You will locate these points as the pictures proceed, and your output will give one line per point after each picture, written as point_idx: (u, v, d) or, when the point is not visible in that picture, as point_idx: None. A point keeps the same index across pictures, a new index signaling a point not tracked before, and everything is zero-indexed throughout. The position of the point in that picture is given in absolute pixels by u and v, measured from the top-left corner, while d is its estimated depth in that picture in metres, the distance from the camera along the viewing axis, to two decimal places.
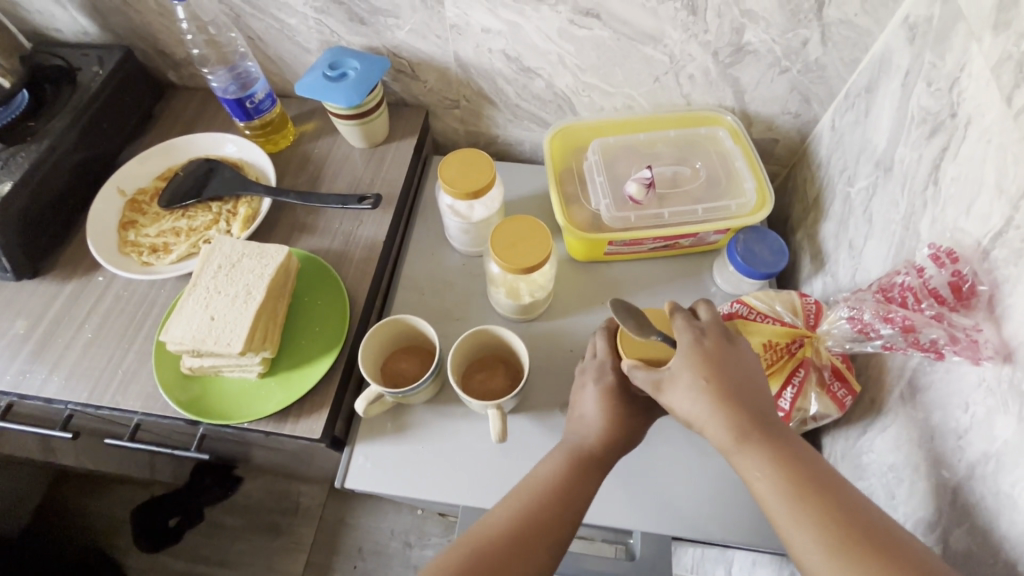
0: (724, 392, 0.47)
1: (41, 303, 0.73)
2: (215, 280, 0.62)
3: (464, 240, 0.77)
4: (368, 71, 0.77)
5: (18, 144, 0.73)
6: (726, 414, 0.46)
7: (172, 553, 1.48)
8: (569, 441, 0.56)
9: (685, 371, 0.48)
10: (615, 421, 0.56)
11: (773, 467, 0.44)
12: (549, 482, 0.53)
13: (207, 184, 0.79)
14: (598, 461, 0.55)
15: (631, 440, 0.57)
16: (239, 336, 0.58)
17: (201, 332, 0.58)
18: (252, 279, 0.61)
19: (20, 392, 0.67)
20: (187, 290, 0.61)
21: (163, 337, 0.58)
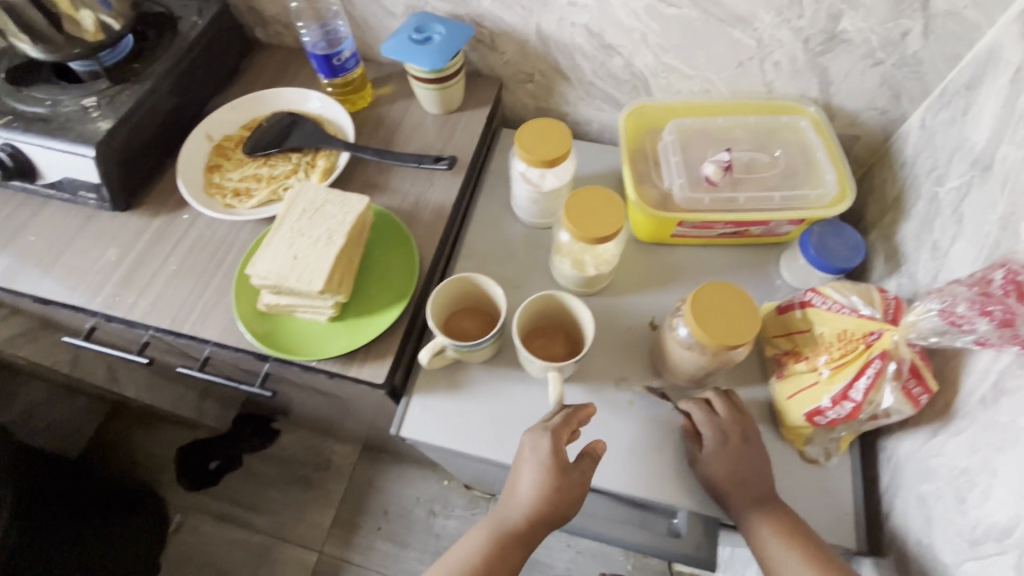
0: (739, 484, 0.60)
1: (132, 234, 0.77)
2: (298, 223, 0.64)
3: (531, 210, 0.78)
4: (453, 36, 0.79)
5: (123, 83, 0.78)
6: (741, 492, 0.60)
7: (211, 494, 1.57)
8: (493, 518, 0.62)
9: (714, 462, 0.61)
10: (546, 499, 0.58)
11: (775, 533, 0.58)
12: (468, 561, 0.59)
13: (289, 135, 0.83)
14: (523, 539, 0.60)
15: (568, 507, 0.59)
16: (321, 276, 0.60)
17: (284, 270, 0.61)
18: (333, 225, 0.63)
19: (109, 313, 0.72)
20: (272, 230, 0.64)
21: (249, 270, 0.61)
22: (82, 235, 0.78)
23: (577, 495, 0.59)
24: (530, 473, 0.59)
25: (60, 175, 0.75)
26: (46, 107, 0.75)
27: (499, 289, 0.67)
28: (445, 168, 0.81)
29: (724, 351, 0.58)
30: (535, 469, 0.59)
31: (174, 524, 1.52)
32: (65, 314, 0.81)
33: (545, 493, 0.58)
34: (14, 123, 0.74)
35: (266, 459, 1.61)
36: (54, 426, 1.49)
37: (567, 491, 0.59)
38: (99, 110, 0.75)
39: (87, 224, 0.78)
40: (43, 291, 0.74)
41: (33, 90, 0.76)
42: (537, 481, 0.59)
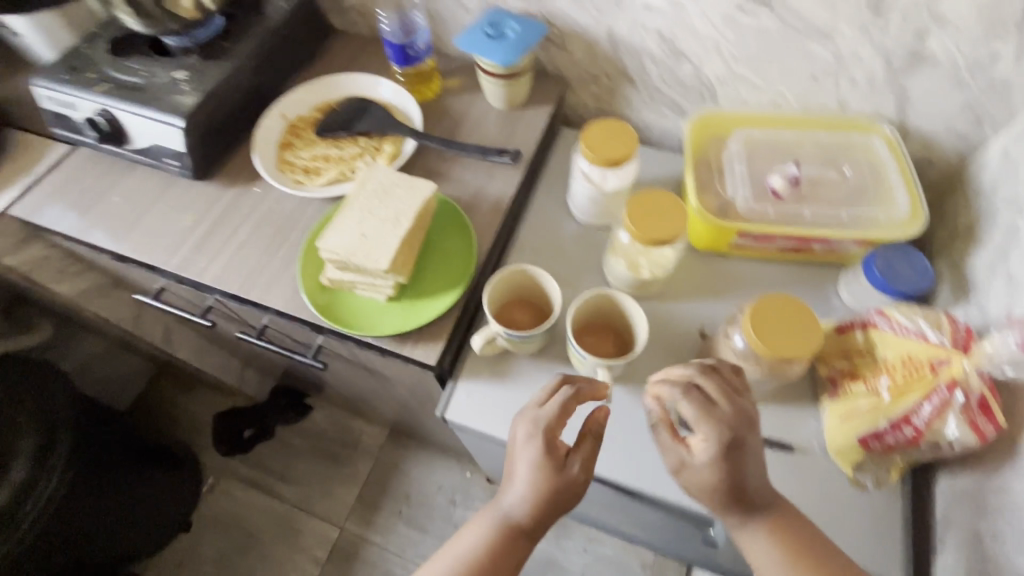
0: (734, 495, 0.52)
1: (207, 202, 0.81)
2: (368, 203, 0.67)
3: (589, 209, 0.79)
4: (527, 34, 0.80)
5: (213, 59, 0.82)
6: (725, 499, 0.52)
7: (244, 460, 1.63)
8: (494, 511, 0.59)
9: (706, 470, 0.51)
10: (544, 492, 0.56)
11: (774, 540, 0.54)
12: (473, 555, 0.58)
13: (359, 119, 0.86)
14: (524, 532, 0.58)
15: (568, 497, 0.57)
16: (386, 256, 0.63)
17: (353, 246, 0.64)
18: (402, 207, 0.66)
19: (181, 275, 0.76)
20: (343, 208, 0.67)
21: (320, 244, 0.64)
22: (163, 200, 0.82)
23: (577, 489, 0.57)
24: (528, 466, 0.57)
25: (148, 142, 0.80)
26: (141, 78, 0.80)
27: (554, 283, 0.68)
28: (511, 162, 0.82)
29: (781, 363, 0.58)
30: (531, 464, 0.57)
31: (208, 485, 1.59)
32: (139, 273, 0.86)
33: (542, 487, 0.56)
34: (113, 91, 0.79)
35: (298, 432, 1.67)
36: (109, 381, 1.57)
37: (566, 487, 0.57)
38: (189, 83, 0.79)
39: (167, 189, 0.83)
40: (125, 249, 0.79)
41: (130, 61, 0.82)
42: (534, 477, 0.56)
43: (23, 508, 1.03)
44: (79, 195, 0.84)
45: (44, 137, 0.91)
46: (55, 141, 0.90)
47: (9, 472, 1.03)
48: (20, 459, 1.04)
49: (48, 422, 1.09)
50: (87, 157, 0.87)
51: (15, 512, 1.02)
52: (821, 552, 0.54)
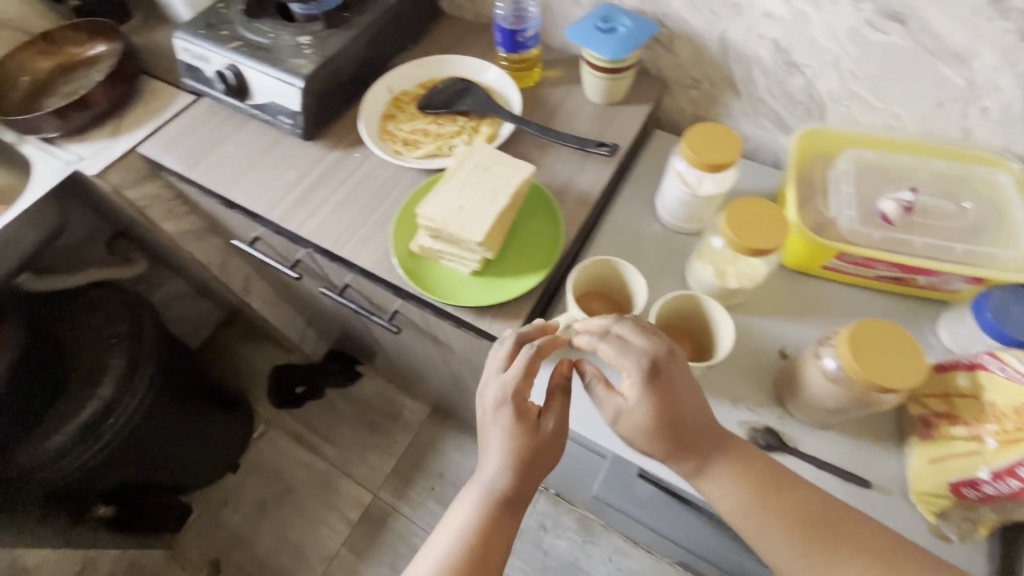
0: (677, 432, 0.55)
1: (311, 161, 0.86)
2: (468, 177, 0.68)
3: (679, 211, 0.78)
4: (638, 31, 0.80)
5: (334, 28, 0.87)
6: (669, 439, 0.55)
7: (293, 414, 1.70)
8: (475, 490, 0.60)
9: (639, 409, 0.54)
10: (523, 449, 0.58)
11: (736, 478, 0.56)
12: (472, 536, 0.58)
13: (460, 99, 0.88)
14: (508, 502, 0.59)
15: (545, 452, 0.59)
16: (482, 229, 0.64)
17: (450, 216, 0.65)
18: (500, 185, 0.67)
19: (281, 226, 0.80)
20: (444, 178, 0.69)
21: (419, 211, 0.65)
22: (271, 154, 0.88)
23: (552, 445, 0.59)
24: (502, 431, 0.58)
25: (267, 99, 0.85)
26: (268, 38, 0.85)
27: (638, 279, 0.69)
28: (606, 156, 0.83)
29: (874, 392, 0.55)
30: (505, 431, 0.58)
31: (257, 433, 1.67)
32: (239, 220, 0.92)
33: (518, 450, 0.58)
34: (243, 48, 0.85)
35: (345, 397, 1.73)
36: (184, 318, 1.70)
37: (540, 445, 0.59)
38: (311, 48, 0.84)
39: (276, 146, 0.88)
40: (234, 195, 0.84)
41: (260, 23, 0.88)
42: (511, 443, 0.58)
43: (108, 421, 1.09)
44: (197, 142, 0.91)
45: (174, 86, 0.99)
46: (182, 91, 0.98)
47: (99, 386, 1.09)
48: (110, 374, 1.11)
49: (137, 345, 1.16)
50: (208, 108, 0.94)
51: (101, 422, 1.08)
52: (785, 488, 0.56)
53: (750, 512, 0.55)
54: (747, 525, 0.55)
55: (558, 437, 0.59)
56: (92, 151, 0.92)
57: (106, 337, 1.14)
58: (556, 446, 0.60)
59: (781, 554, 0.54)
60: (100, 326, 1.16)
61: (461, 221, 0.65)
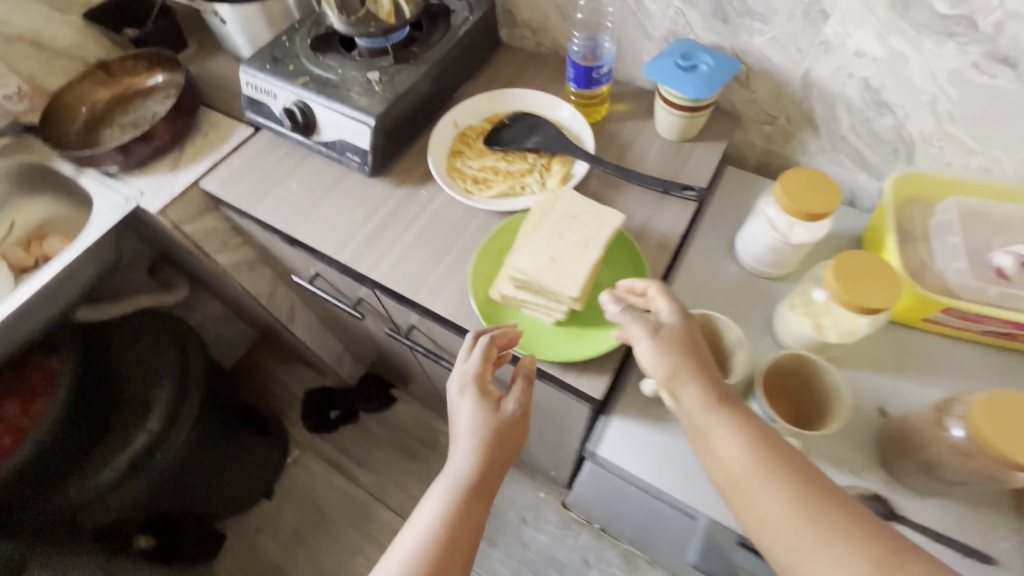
0: (699, 354, 0.61)
1: (378, 200, 0.84)
2: (556, 226, 0.67)
3: (766, 256, 0.75)
4: (721, 69, 0.77)
5: (402, 63, 0.85)
6: (693, 364, 0.60)
7: (327, 439, 1.68)
8: (444, 480, 0.62)
9: (674, 324, 0.62)
10: (484, 429, 0.63)
11: (731, 436, 0.58)
12: (443, 525, 0.59)
13: (529, 135, 0.86)
14: (478, 489, 0.62)
15: (508, 434, 0.64)
16: (577, 284, 0.63)
17: (542, 269, 0.64)
18: (591, 236, 0.66)
19: (352, 269, 0.78)
20: (531, 228, 0.68)
21: (510, 263, 0.64)
22: (336, 192, 0.86)
23: (517, 424, 0.65)
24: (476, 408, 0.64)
25: (334, 136, 0.83)
26: (336, 74, 0.84)
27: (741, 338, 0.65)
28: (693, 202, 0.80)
29: (1007, 470, 0.52)
30: (479, 410, 0.64)
31: (292, 458, 1.65)
32: (300, 256, 0.90)
33: (489, 426, 0.63)
34: (311, 84, 0.83)
35: (380, 421, 1.71)
36: (222, 340, 1.66)
37: (505, 425, 0.64)
38: (381, 85, 0.82)
39: (341, 182, 0.87)
40: (300, 234, 0.82)
41: (327, 57, 0.86)
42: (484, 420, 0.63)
43: (155, 455, 1.07)
44: (259, 178, 0.89)
45: (233, 118, 0.98)
46: (242, 122, 0.97)
47: (147, 419, 1.06)
48: (157, 409, 1.08)
49: (186, 377, 1.13)
50: (269, 141, 0.93)
51: (147, 457, 1.06)
52: (783, 450, 0.57)
53: (749, 462, 0.56)
54: (747, 477, 0.56)
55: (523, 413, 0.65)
56: (153, 186, 0.91)
57: (153, 369, 1.12)
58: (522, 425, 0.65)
59: (777, 507, 0.54)
60: (148, 356, 1.13)
61: (553, 274, 0.64)
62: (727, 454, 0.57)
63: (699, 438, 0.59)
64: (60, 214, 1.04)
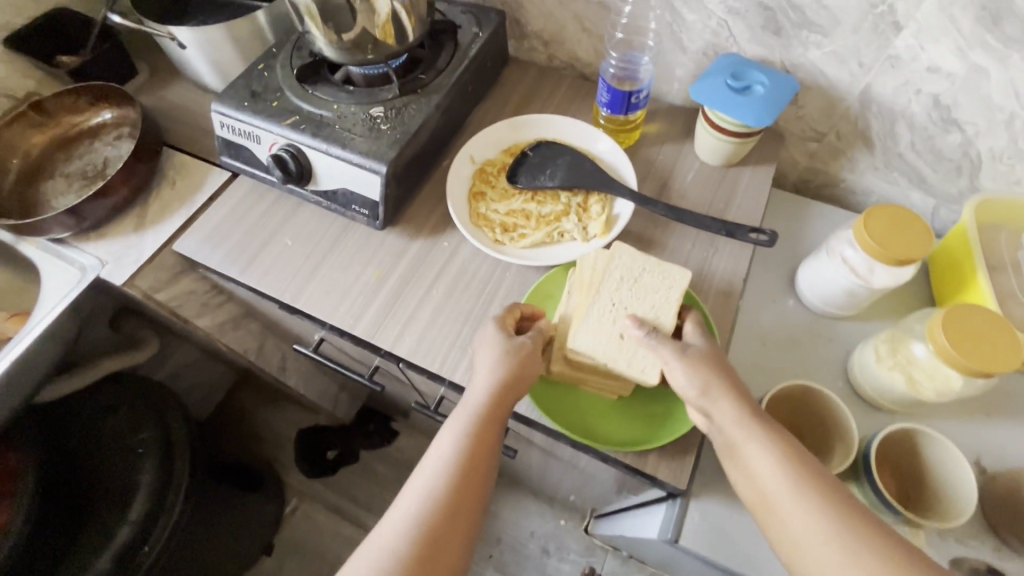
0: (730, 373, 0.57)
1: (392, 256, 0.72)
2: (617, 295, 0.62)
3: (842, 299, 0.67)
4: (779, 90, 0.68)
5: (409, 94, 0.73)
6: (726, 383, 0.55)
7: (327, 483, 1.56)
8: (459, 414, 0.58)
9: (704, 343, 0.58)
10: (501, 363, 0.58)
11: (767, 454, 0.52)
12: (455, 459, 0.55)
13: (559, 169, 0.76)
14: (492, 424, 0.57)
15: (525, 371, 0.59)
16: (652, 366, 0.59)
17: (612, 351, 0.60)
18: (659, 304, 0.61)
19: (373, 344, 0.67)
20: (589, 297, 0.63)
21: (570, 345, 0.61)
22: (340, 249, 0.73)
23: (531, 372, 0.59)
24: (490, 353, 0.59)
25: (336, 186, 0.71)
26: (332, 111, 0.71)
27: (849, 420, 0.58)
28: (764, 246, 0.67)
29: None
30: (494, 357, 0.58)
31: (290, 507, 1.52)
32: (302, 322, 0.78)
33: (504, 374, 0.58)
34: (303, 125, 0.70)
35: (383, 458, 1.60)
36: (198, 386, 1.49)
37: (522, 354, 0.59)
38: (388, 122, 0.70)
39: (344, 237, 0.74)
40: (304, 306, 0.69)
41: (317, 89, 0.73)
42: (499, 368, 0.58)
43: (141, 551, 0.90)
44: (244, 237, 0.75)
45: (204, 160, 0.84)
46: (216, 166, 0.82)
47: (129, 509, 0.92)
48: (140, 495, 0.93)
49: (170, 449, 0.99)
50: (250, 188, 0.78)
51: (133, 556, 0.90)
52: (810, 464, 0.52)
53: (780, 479, 0.50)
54: (777, 496, 0.50)
55: (535, 355, 0.60)
56: (116, 252, 0.76)
57: (128, 448, 0.97)
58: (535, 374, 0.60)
59: (807, 523, 0.48)
60: (119, 438, 0.98)
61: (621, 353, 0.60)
62: (755, 473, 0.52)
63: (731, 458, 0.54)
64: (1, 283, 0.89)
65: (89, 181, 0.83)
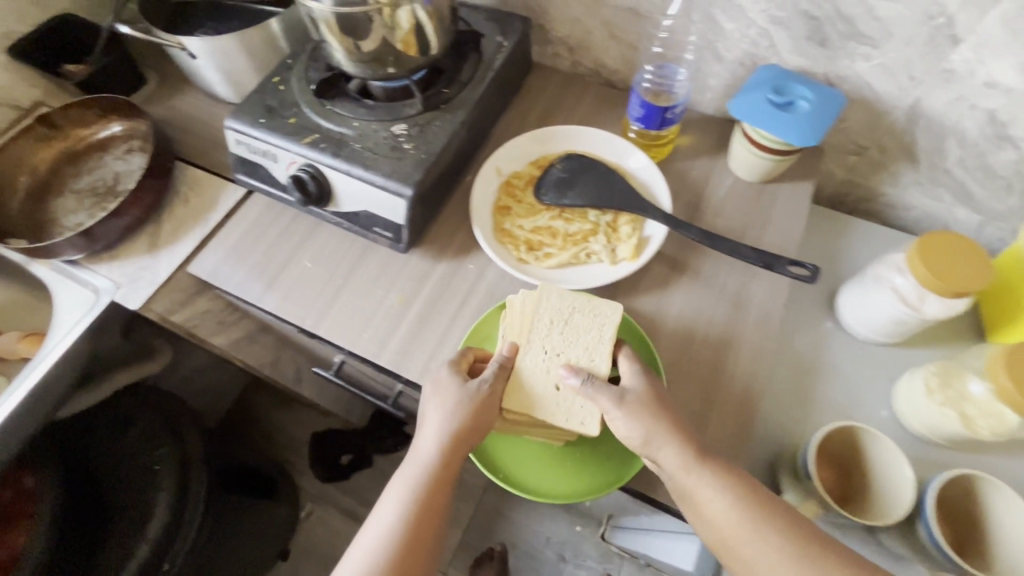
0: (677, 416, 0.56)
1: (416, 279, 0.70)
2: (550, 341, 0.62)
3: (890, 326, 0.65)
4: (826, 107, 0.65)
5: (433, 110, 0.70)
6: (667, 426, 0.55)
7: (342, 487, 1.54)
8: (409, 470, 0.58)
9: (642, 383, 0.57)
10: (452, 417, 0.57)
11: (717, 492, 0.53)
12: (408, 516, 0.57)
13: (589, 185, 0.72)
14: (441, 480, 0.58)
15: (480, 425, 0.58)
16: (593, 416, 0.59)
17: (549, 403, 0.60)
18: (591, 345, 0.61)
19: (399, 374, 0.65)
20: (523, 346, 0.62)
21: (506, 405, 0.60)
22: (362, 271, 0.71)
23: (484, 422, 0.58)
24: (438, 405, 0.58)
25: (358, 208, 0.68)
26: (352, 129, 0.68)
27: (908, 470, 0.55)
28: (806, 282, 0.64)
29: None
30: (444, 410, 0.57)
31: (305, 512, 1.51)
32: (322, 345, 0.76)
33: (455, 429, 0.57)
34: (322, 144, 0.67)
35: (396, 463, 1.58)
36: (208, 391, 1.35)
37: (476, 406, 0.58)
38: (411, 141, 0.67)
39: (366, 258, 0.71)
40: (326, 332, 0.67)
41: (336, 105, 0.70)
42: (449, 422, 0.57)
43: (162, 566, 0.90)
44: (262, 258, 0.72)
45: (218, 175, 0.81)
46: (230, 182, 0.80)
47: (146, 526, 0.90)
48: (158, 508, 0.92)
49: (186, 465, 0.97)
50: (266, 207, 0.76)
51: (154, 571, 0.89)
52: (767, 501, 0.53)
53: (741, 519, 0.52)
54: (740, 535, 0.52)
55: (489, 402, 0.59)
56: (131, 275, 0.74)
57: (146, 464, 0.96)
58: (489, 422, 0.59)
59: (767, 562, 0.50)
60: (137, 453, 0.97)
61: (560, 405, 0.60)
62: (706, 513, 0.53)
63: (685, 501, 0.54)
64: (12, 301, 0.87)
65: (100, 198, 0.80)
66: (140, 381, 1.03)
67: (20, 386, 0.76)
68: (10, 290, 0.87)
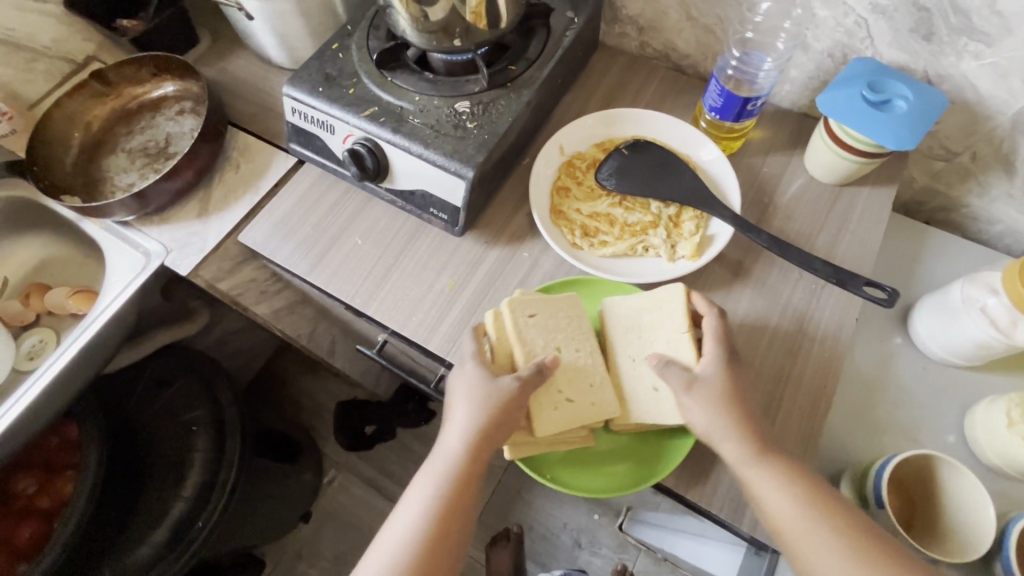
0: (744, 409, 0.53)
1: (469, 262, 0.68)
2: (630, 349, 0.60)
3: (976, 351, 0.61)
4: (928, 108, 0.60)
5: (497, 89, 0.67)
6: (731, 419, 0.53)
7: (363, 456, 1.48)
8: (433, 464, 0.56)
9: (716, 379, 0.54)
10: (479, 407, 0.54)
11: (778, 485, 0.51)
12: (432, 509, 0.54)
13: (652, 175, 0.68)
14: (469, 473, 0.55)
15: (511, 420, 0.55)
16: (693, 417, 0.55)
17: (653, 409, 0.57)
18: (669, 334, 0.58)
19: (447, 360, 0.63)
20: (525, 352, 0.58)
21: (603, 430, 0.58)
22: (415, 250, 0.69)
23: (513, 420, 0.55)
24: (466, 398, 0.55)
25: (415, 186, 0.66)
26: (413, 103, 0.66)
27: (985, 499, 0.53)
28: (882, 305, 0.60)
29: None
30: (472, 403, 0.55)
31: (327, 478, 1.46)
32: (367, 324, 0.74)
33: (481, 425, 0.54)
34: (382, 117, 0.65)
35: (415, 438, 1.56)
36: (241, 354, 1.29)
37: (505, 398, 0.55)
38: (474, 120, 0.65)
39: (417, 240, 0.69)
40: (376, 313, 0.65)
41: (397, 77, 0.67)
42: (475, 417, 0.54)
43: (195, 523, 0.89)
44: (312, 231, 0.70)
45: (269, 143, 0.79)
46: (282, 150, 0.78)
47: (182, 487, 0.91)
48: (196, 467, 0.92)
49: (222, 429, 0.97)
50: (317, 178, 0.73)
51: (190, 525, 0.89)
52: (833, 499, 0.51)
53: (800, 515, 0.50)
54: (795, 533, 0.50)
55: (520, 400, 0.55)
56: (180, 240, 0.73)
57: (185, 424, 0.97)
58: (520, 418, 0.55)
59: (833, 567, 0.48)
60: (176, 412, 0.98)
61: (659, 407, 0.57)
62: (767, 511, 0.51)
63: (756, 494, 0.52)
64: (64, 258, 0.88)
65: (151, 158, 0.79)
66: (181, 340, 1.04)
67: (62, 351, 0.76)
68: (62, 247, 0.88)
